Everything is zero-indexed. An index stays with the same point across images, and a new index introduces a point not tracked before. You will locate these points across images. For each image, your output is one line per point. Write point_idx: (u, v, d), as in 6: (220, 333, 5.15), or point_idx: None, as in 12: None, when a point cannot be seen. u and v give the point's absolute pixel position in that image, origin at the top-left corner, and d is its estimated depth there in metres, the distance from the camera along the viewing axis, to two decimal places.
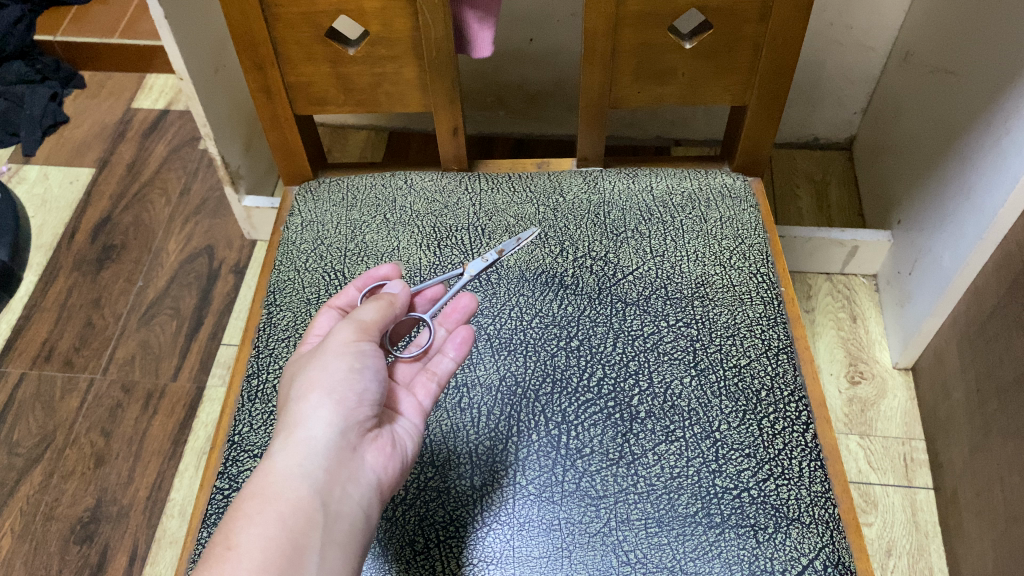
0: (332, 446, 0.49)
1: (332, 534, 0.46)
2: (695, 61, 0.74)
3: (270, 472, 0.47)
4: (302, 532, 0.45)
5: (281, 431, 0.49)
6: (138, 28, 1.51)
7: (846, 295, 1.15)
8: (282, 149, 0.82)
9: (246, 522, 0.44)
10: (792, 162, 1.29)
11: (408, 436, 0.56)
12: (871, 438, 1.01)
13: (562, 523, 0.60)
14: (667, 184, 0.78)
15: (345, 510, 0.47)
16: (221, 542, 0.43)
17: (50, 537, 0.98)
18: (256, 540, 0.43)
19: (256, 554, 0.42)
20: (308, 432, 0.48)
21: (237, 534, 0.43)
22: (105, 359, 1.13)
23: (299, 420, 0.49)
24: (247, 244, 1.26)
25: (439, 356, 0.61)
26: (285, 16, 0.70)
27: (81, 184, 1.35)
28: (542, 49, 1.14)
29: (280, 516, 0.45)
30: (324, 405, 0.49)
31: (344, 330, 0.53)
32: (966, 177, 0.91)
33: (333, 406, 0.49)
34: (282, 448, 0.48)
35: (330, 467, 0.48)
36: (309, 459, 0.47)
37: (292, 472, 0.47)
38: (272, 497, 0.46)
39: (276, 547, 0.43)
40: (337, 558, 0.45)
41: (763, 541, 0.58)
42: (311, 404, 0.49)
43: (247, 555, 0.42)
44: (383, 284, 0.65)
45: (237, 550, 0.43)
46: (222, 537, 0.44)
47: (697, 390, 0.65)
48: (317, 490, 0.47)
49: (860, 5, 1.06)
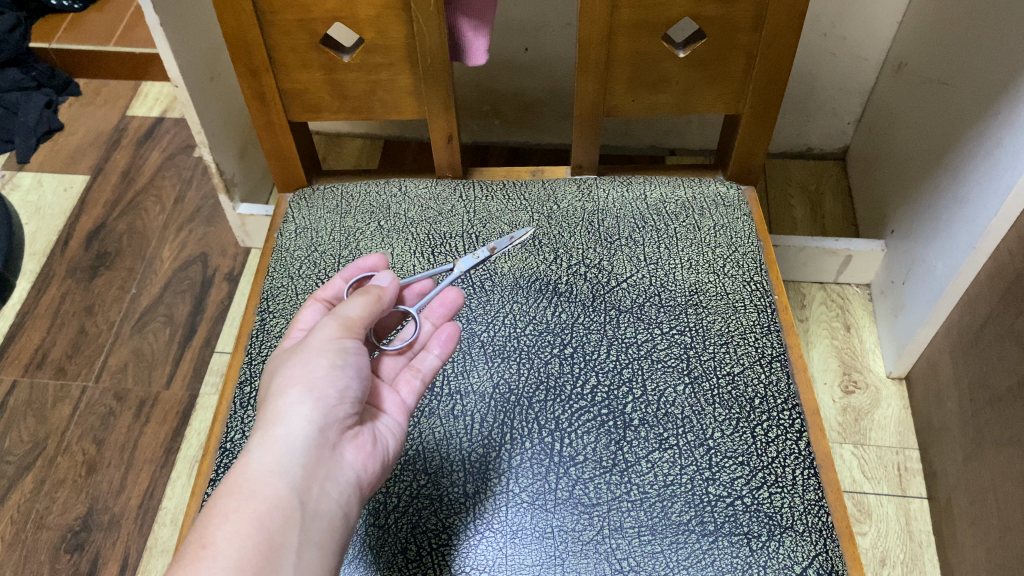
0: (312, 444, 0.48)
1: (309, 533, 0.46)
2: (688, 70, 0.75)
3: (246, 468, 0.46)
4: (279, 531, 0.44)
5: (261, 428, 0.49)
6: (134, 36, 1.51)
7: (839, 304, 1.15)
8: (276, 156, 0.82)
9: (222, 520, 0.44)
10: (786, 172, 1.29)
11: (391, 435, 0.56)
12: (865, 448, 1.01)
13: (555, 531, 0.59)
14: (661, 193, 0.79)
15: (322, 509, 0.47)
16: (197, 539, 0.43)
17: (40, 546, 0.97)
18: (232, 538, 0.43)
19: (232, 552, 0.42)
20: (288, 428, 0.48)
21: (213, 533, 0.43)
22: (98, 367, 1.13)
23: (279, 416, 0.48)
24: (241, 252, 1.26)
25: (424, 353, 0.61)
26: (279, 23, 0.70)
27: (75, 191, 1.34)
28: (537, 59, 1.14)
29: (257, 514, 0.44)
30: (306, 401, 0.49)
31: (330, 326, 0.53)
32: (958, 188, 0.91)
33: (313, 404, 0.49)
34: (260, 446, 0.47)
35: (311, 465, 0.48)
36: (290, 457, 0.47)
37: (271, 470, 0.46)
38: (248, 495, 0.45)
39: (253, 545, 0.43)
40: (314, 556, 0.45)
41: (756, 549, 0.58)
42: (294, 401, 0.49)
43: (224, 552, 0.42)
44: (371, 274, 0.65)
45: (213, 548, 0.42)
46: (198, 533, 0.43)
47: (691, 398, 0.65)
48: (295, 488, 0.46)
49: (854, 16, 1.07)
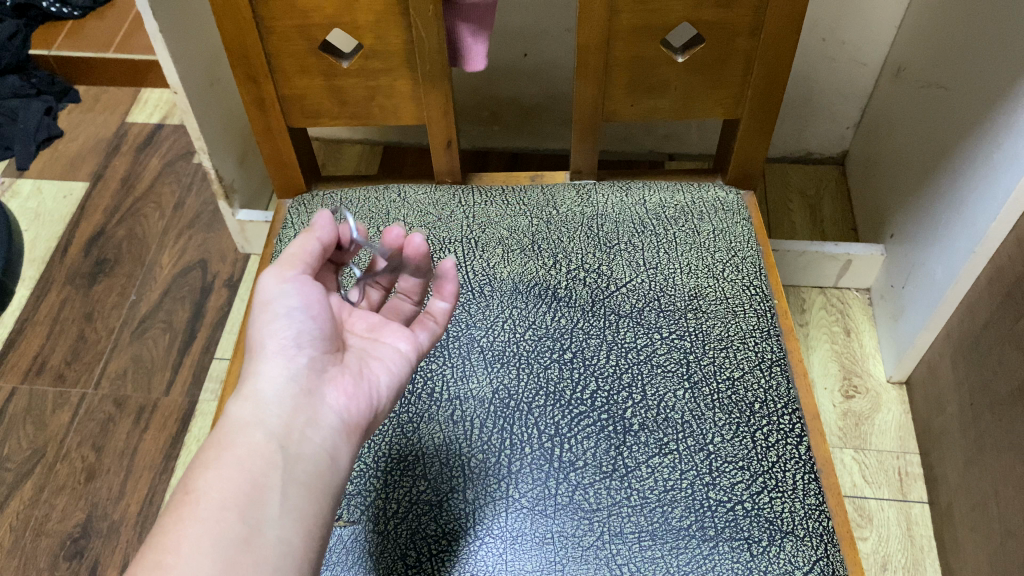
0: (282, 393, 0.51)
1: (292, 474, 0.48)
2: (687, 75, 0.75)
3: (226, 424, 0.50)
4: (261, 473, 0.48)
5: (238, 389, 0.52)
6: (134, 43, 1.51)
7: (840, 308, 1.15)
8: (275, 161, 0.82)
9: (204, 470, 0.47)
10: (786, 177, 1.29)
11: (384, 369, 0.57)
12: (865, 452, 1.01)
13: (555, 536, 0.59)
14: (660, 198, 0.79)
15: (305, 452, 0.50)
16: (183, 487, 0.46)
17: (39, 552, 0.96)
18: (215, 484, 0.46)
19: (214, 494, 0.46)
20: (258, 385, 0.51)
21: (196, 481, 0.46)
22: (97, 373, 1.12)
23: (250, 376, 0.52)
24: (240, 258, 1.26)
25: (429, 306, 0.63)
26: (279, 29, 0.71)
27: (76, 198, 1.34)
28: (536, 64, 1.15)
29: (236, 460, 0.48)
30: (274, 355, 0.52)
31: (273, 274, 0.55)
32: (957, 191, 0.91)
33: (276, 356, 0.52)
34: (236, 402, 0.51)
35: (287, 412, 0.51)
36: (266, 408, 0.50)
37: (248, 422, 0.50)
38: (228, 445, 0.49)
39: (236, 487, 0.46)
40: (300, 495, 0.48)
41: (757, 555, 0.58)
42: (263, 358, 0.52)
43: (206, 496, 0.45)
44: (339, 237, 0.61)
45: (195, 493, 0.45)
46: (183, 484, 0.46)
47: (690, 402, 0.65)
48: (272, 435, 0.49)
49: (852, 21, 1.07)
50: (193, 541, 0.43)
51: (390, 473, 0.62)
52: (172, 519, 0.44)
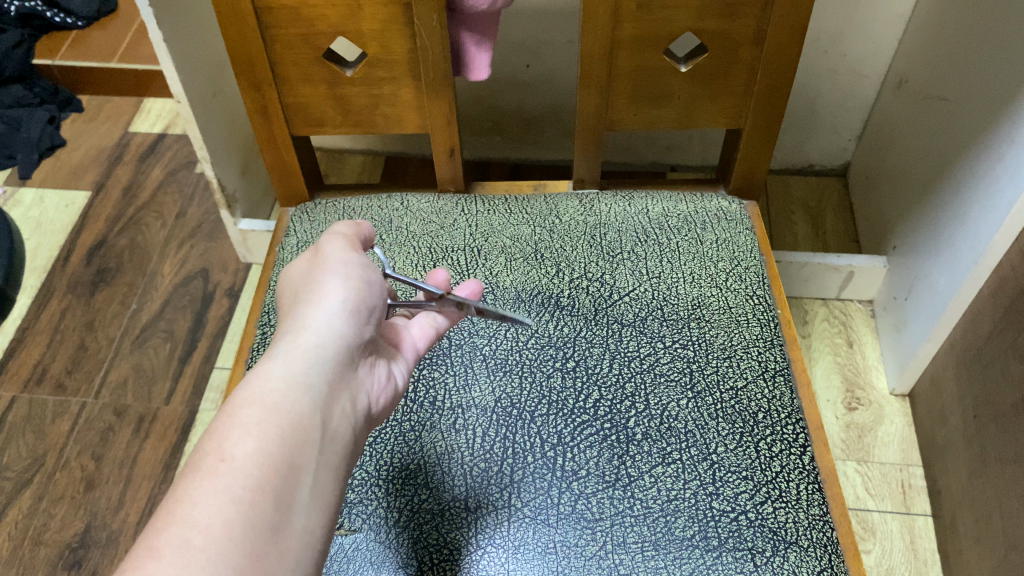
0: (335, 355, 0.50)
1: (325, 457, 0.47)
2: (691, 85, 0.75)
3: (268, 379, 0.47)
4: (299, 448, 0.45)
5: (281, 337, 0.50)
6: (137, 53, 1.52)
7: (842, 320, 1.14)
8: (278, 169, 0.82)
9: (241, 433, 0.43)
10: (788, 189, 1.29)
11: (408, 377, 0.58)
12: (869, 464, 1.00)
13: (556, 547, 0.58)
14: (663, 207, 0.79)
15: (338, 433, 0.48)
16: (215, 451, 0.43)
17: (38, 562, 0.95)
18: (251, 454, 0.43)
19: (249, 466, 0.42)
20: (314, 341, 0.49)
21: (232, 446, 0.43)
22: (97, 383, 1.12)
23: (306, 331, 0.50)
24: (242, 267, 1.26)
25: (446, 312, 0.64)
26: (283, 38, 0.71)
27: (78, 206, 1.35)
28: (538, 76, 1.15)
29: (280, 429, 0.45)
30: (325, 316, 0.51)
31: (339, 246, 0.57)
32: (960, 203, 0.92)
33: (343, 319, 0.51)
34: (284, 351, 0.49)
35: (331, 381, 0.49)
36: (314, 366, 0.49)
37: (290, 383, 0.47)
38: (270, 404, 0.46)
39: (274, 462, 0.43)
40: (328, 481, 0.47)
41: (760, 565, 0.57)
42: (317, 315, 0.51)
43: (243, 470, 0.42)
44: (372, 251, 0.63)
45: (232, 464, 0.42)
46: (217, 444, 0.43)
47: (694, 412, 0.64)
48: (317, 405, 0.47)
49: (853, 33, 1.07)
50: (219, 516, 0.40)
51: (391, 483, 0.62)
52: (200, 483, 0.41)
